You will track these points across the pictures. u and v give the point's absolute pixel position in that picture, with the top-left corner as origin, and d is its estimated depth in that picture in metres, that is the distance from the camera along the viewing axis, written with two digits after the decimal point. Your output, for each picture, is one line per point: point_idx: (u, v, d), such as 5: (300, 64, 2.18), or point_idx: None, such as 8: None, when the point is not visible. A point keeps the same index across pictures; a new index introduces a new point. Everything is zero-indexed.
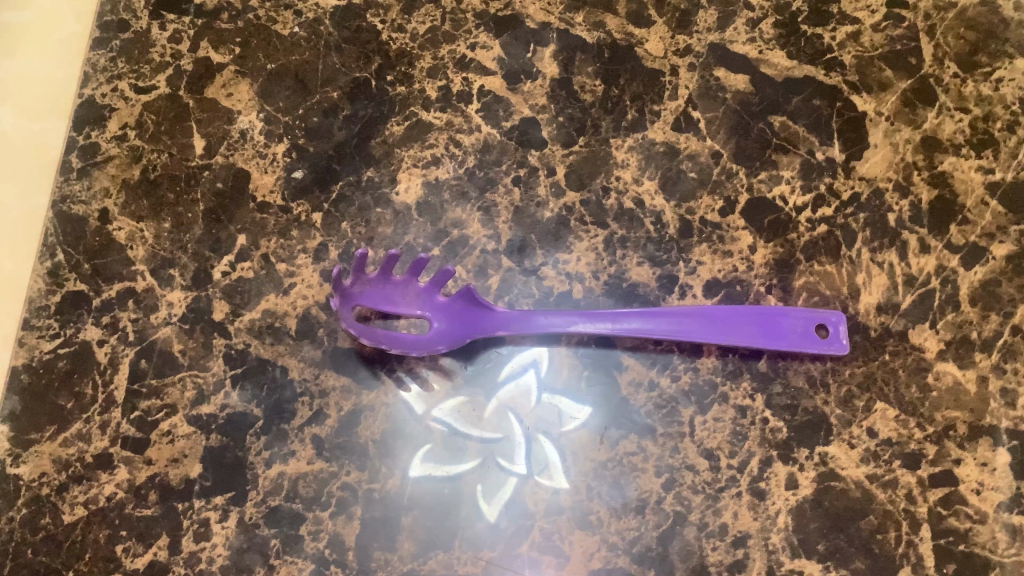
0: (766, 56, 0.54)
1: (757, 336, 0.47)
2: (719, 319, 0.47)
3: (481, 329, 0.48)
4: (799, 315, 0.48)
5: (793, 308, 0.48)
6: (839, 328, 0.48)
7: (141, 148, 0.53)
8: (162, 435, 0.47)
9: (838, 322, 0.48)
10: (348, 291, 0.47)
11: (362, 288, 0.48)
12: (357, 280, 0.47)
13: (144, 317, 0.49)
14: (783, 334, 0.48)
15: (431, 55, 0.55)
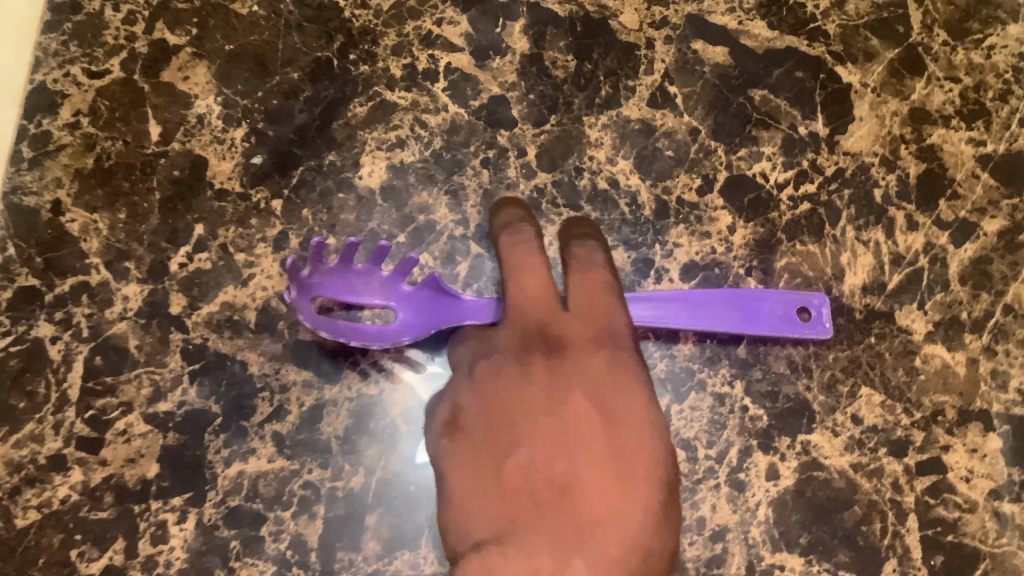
0: (746, 26, 0.52)
1: (738, 321, 0.45)
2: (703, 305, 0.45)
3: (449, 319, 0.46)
4: (780, 299, 0.46)
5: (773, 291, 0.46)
6: (822, 311, 0.46)
7: (95, 135, 0.50)
8: (118, 435, 0.45)
9: (820, 305, 0.46)
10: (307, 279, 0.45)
11: (321, 279, 0.45)
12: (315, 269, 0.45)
13: (98, 312, 0.47)
14: (764, 318, 0.45)
15: (396, 32, 0.52)
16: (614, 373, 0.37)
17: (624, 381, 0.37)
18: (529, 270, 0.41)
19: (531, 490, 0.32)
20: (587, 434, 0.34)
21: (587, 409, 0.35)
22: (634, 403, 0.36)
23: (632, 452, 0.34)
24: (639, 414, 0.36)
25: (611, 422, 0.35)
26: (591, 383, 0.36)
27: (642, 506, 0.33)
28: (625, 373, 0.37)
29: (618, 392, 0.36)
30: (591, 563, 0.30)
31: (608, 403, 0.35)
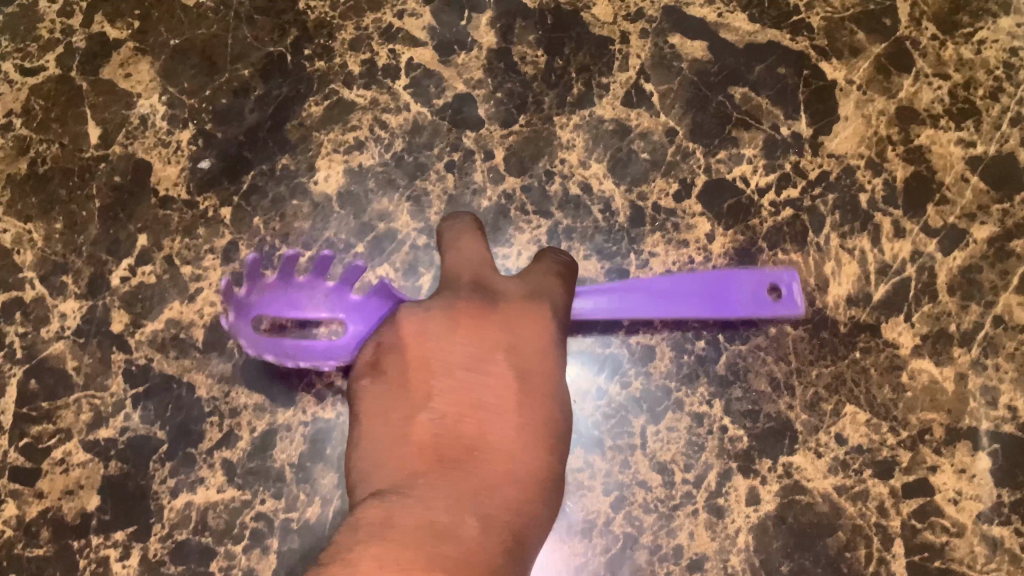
0: (726, 20, 0.49)
1: (708, 306, 0.44)
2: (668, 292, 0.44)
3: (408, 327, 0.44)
4: (748, 278, 0.45)
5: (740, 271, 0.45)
6: (793, 287, 0.44)
7: (28, 138, 0.47)
8: (55, 465, 0.42)
9: (791, 281, 0.45)
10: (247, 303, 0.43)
11: (259, 297, 0.43)
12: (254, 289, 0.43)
13: (33, 331, 0.44)
14: (734, 301, 0.44)
15: (354, 25, 0.48)
16: (541, 350, 0.37)
17: (552, 357, 0.37)
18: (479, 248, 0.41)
19: (438, 446, 0.32)
20: (500, 405, 0.34)
21: (504, 382, 0.35)
22: (553, 387, 0.36)
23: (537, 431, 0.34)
24: (556, 398, 0.36)
25: (525, 399, 0.35)
26: (515, 357, 0.36)
27: (536, 480, 0.33)
28: (550, 355, 0.37)
29: (540, 371, 0.36)
30: (481, 515, 0.29)
31: (526, 378, 0.36)
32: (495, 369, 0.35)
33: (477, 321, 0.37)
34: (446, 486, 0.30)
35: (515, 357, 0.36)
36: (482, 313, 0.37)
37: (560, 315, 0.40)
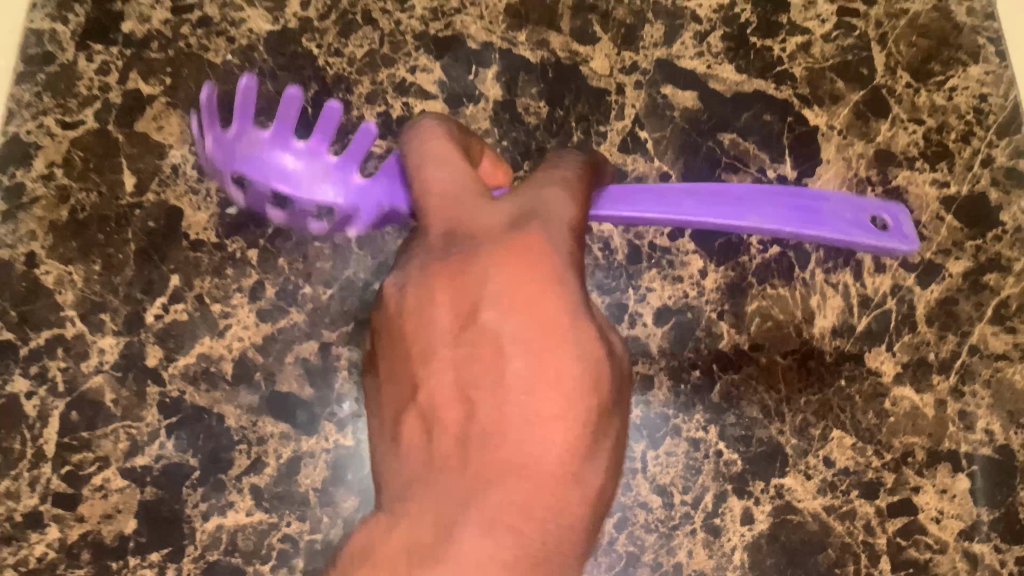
0: (714, 71, 0.53)
1: (802, 223, 0.44)
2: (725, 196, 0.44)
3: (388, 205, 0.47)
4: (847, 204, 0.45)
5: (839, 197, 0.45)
6: (900, 220, 0.45)
7: (69, 187, 0.50)
8: (94, 490, 0.45)
9: (898, 215, 0.46)
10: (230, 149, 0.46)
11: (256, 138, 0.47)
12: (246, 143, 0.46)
13: (74, 365, 0.47)
14: (829, 220, 0.44)
15: (369, 80, 0.52)
16: (537, 283, 0.35)
17: (541, 302, 0.35)
18: (449, 174, 0.39)
19: (432, 441, 0.33)
20: (493, 387, 0.33)
21: (485, 349, 0.34)
22: (548, 324, 0.34)
23: (541, 383, 0.33)
24: (555, 334, 0.34)
25: (512, 355, 0.34)
26: (494, 311, 0.34)
27: (555, 445, 0.32)
28: (550, 288, 0.35)
29: (541, 303, 0.35)
30: (478, 525, 0.31)
31: (511, 331, 0.34)
32: (473, 335, 0.34)
33: (450, 282, 0.36)
34: (440, 497, 0.32)
35: (492, 311, 0.34)
36: (462, 266, 0.36)
37: (553, 223, 0.37)
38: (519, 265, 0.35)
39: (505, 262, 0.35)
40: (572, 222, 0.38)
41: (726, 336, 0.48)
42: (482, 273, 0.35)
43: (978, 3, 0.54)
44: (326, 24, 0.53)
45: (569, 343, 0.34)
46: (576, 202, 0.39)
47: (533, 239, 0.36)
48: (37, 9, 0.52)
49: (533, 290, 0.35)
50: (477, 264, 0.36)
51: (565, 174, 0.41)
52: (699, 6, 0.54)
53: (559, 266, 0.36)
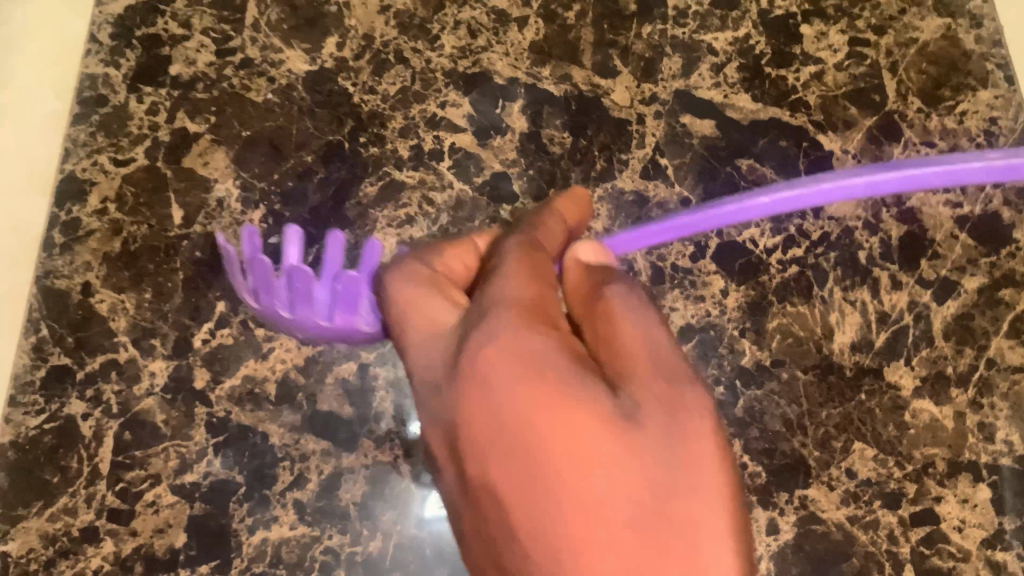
0: (731, 100, 0.55)
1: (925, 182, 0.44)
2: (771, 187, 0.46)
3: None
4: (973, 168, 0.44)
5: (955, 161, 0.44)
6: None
7: (121, 221, 0.53)
8: (147, 506, 0.48)
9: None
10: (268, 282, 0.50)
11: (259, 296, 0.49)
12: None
13: (127, 388, 0.50)
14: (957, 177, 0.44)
15: (402, 115, 0.55)
16: (504, 389, 0.26)
17: (518, 416, 0.26)
18: (399, 299, 0.33)
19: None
20: (526, 540, 0.25)
21: (478, 472, 0.26)
22: (529, 401, 0.26)
23: (552, 473, 0.25)
24: (544, 408, 0.26)
25: (503, 461, 0.26)
26: (466, 422, 0.26)
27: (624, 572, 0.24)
28: (523, 392, 0.26)
29: (520, 399, 0.26)
30: None
31: (491, 434, 0.26)
32: (460, 459, 0.27)
33: (423, 417, 0.29)
34: None
35: (466, 425, 0.26)
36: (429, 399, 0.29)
37: (502, 291, 0.30)
38: (478, 379, 0.27)
39: (459, 366, 0.27)
40: (531, 275, 0.31)
41: (748, 353, 0.50)
42: (442, 387, 0.28)
43: (985, 31, 0.56)
44: (361, 63, 0.56)
45: (560, 412, 0.26)
46: (532, 264, 0.32)
47: (482, 322, 0.28)
48: (92, 56, 0.56)
49: (493, 377, 0.26)
50: (438, 383, 0.28)
51: (514, 242, 0.34)
52: (715, 39, 0.56)
53: (520, 334, 0.27)
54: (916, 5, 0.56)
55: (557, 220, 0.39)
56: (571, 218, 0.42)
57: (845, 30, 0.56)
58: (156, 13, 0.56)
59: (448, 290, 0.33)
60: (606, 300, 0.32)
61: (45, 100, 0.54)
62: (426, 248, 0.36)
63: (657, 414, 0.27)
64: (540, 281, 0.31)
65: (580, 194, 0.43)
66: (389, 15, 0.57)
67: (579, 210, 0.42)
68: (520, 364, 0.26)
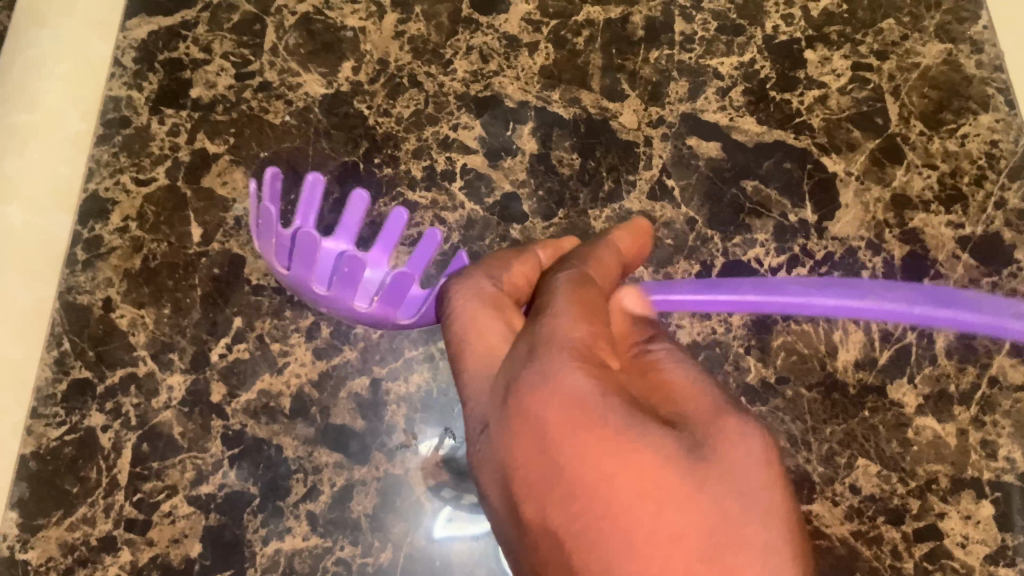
0: (736, 123, 0.57)
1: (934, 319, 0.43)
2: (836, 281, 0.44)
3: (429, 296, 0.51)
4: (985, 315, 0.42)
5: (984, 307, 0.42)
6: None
7: (142, 238, 0.54)
8: (164, 516, 0.49)
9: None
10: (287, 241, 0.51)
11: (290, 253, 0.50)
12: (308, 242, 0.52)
13: (145, 401, 0.51)
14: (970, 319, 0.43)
15: (416, 137, 0.57)
16: (561, 431, 0.31)
17: (575, 456, 0.30)
18: (460, 335, 0.37)
19: None
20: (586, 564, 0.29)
21: (541, 512, 0.30)
22: (588, 447, 0.30)
23: (619, 509, 0.29)
24: (606, 452, 0.30)
25: (566, 501, 0.30)
26: (528, 467, 0.31)
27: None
28: (579, 433, 0.31)
29: (578, 441, 0.30)
30: None
31: (553, 477, 0.30)
32: (522, 500, 0.31)
33: (483, 460, 0.33)
34: None
35: (527, 468, 0.31)
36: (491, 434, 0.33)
37: (558, 334, 0.34)
38: (537, 422, 0.31)
39: (521, 413, 0.32)
40: (585, 318, 0.35)
41: (753, 370, 0.51)
42: (502, 433, 0.32)
43: (986, 56, 0.58)
44: (376, 87, 0.58)
45: (620, 456, 0.30)
46: (585, 304, 0.36)
47: (540, 371, 0.33)
48: (116, 79, 0.57)
49: (556, 426, 0.31)
50: (494, 427, 0.33)
51: (567, 278, 0.38)
52: (721, 64, 0.58)
53: (578, 379, 0.32)
54: (917, 31, 0.58)
55: (613, 249, 0.43)
56: (626, 248, 0.44)
57: (848, 56, 0.58)
58: (178, 38, 0.58)
59: (509, 314, 0.38)
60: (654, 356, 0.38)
61: (71, 121, 0.57)
62: (495, 265, 0.41)
63: (717, 456, 0.32)
64: (593, 323, 0.36)
65: (641, 227, 0.45)
66: (404, 41, 0.59)
67: (638, 244, 0.44)
68: (580, 413, 0.31)
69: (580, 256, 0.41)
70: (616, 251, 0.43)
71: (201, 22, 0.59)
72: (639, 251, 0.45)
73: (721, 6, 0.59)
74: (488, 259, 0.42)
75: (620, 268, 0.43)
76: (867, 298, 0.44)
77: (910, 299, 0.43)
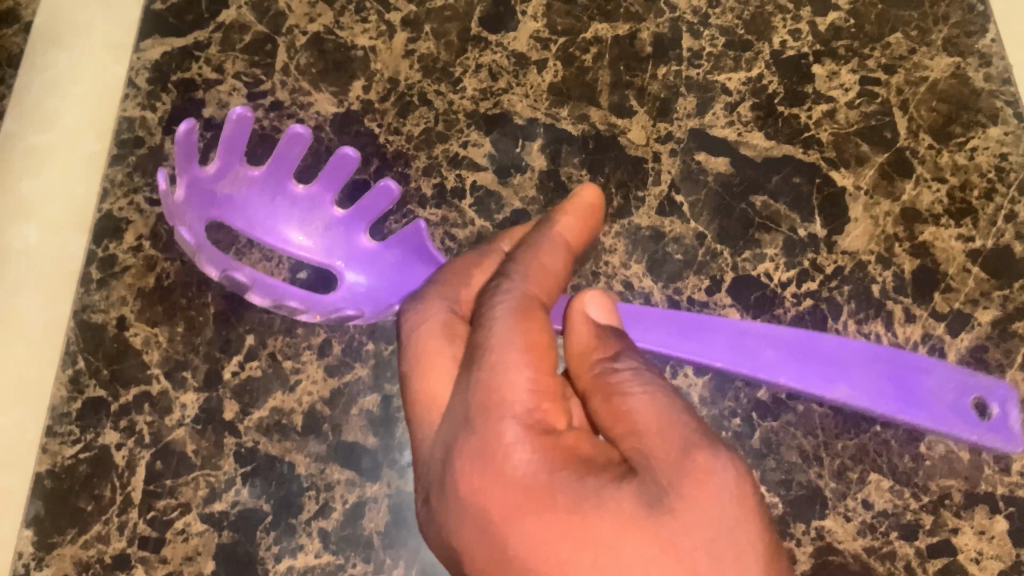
0: (745, 138, 0.57)
1: (892, 396, 0.49)
2: (812, 359, 0.50)
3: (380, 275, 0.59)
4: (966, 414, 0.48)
5: (964, 412, 0.48)
6: (1005, 408, 0.49)
7: (155, 257, 0.54)
8: (177, 534, 0.50)
9: (1004, 400, 0.49)
10: (202, 190, 0.55)
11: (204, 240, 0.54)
12: (232, 183, 0.56)
13: (159, 419, 0.51)
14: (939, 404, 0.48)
15: (426, 154, 0.57)
16: (519, 506, 0.34)
17: (529, 531, 0.34)
18: (413, 378, 0.41)
19: None
20: None
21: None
22: (545, 526, 0.34)
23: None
24: (559, 528, 0.34)
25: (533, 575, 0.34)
26: (490, 540, 0.35)
27: None
28: (534, 509, 0.34)
29: (538, 515, 0.34)
30: None
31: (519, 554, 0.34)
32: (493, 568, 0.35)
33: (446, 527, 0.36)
34: None
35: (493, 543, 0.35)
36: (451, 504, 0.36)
37: (508, 399, 0.36)
38: (498, 501, 0.35)
39: (479, 490, 0.35)
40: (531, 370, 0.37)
41: (764, 386, 0.51)
42: (463, 508, 0.36)
43: (995, 69, 0.58)
44: (386, 105, 0.58)
45: (577, 528, 0.33)
46: (533, 345, 0.38)
47: (483, 444, 0.36)
48: (130, 100, 0.58)
49: (503, 504, 0.35)
50: (453, 498, 0.36)
51: (508, 303, 0.41)
52: (728, 79, 0.58)
53: (522, 453, 0.35)
54: (925, 45, 0.58)
55: (557, 244, 0.46)
56: (574, 231, 0.48)
57: (856, 70, 0.58)
58: (191, 59, 0.59)
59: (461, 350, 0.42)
60: (615, 378, 0.41)
61: (87, 142, 0.57)
62: (452, 285, 0.46)
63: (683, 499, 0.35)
64: (538, 374, 0.38)
65: (586, 202, 0.49)
66: (413, 59, 0.59)
67: (584, 221, 0.48)
68: (526, 490, 0.34)
69: (523, 273, 0.43)
70: (563, 241, 0.47)
71: (213, 42, 0.59)
72: (586, 227, 0.48)
73: (728, 22, 0.59)
74: (450, 269, 0.48)
75: (568, 258, 0.46)
76: (838, 384, 0.49)
77: (867, 385, 0.49)
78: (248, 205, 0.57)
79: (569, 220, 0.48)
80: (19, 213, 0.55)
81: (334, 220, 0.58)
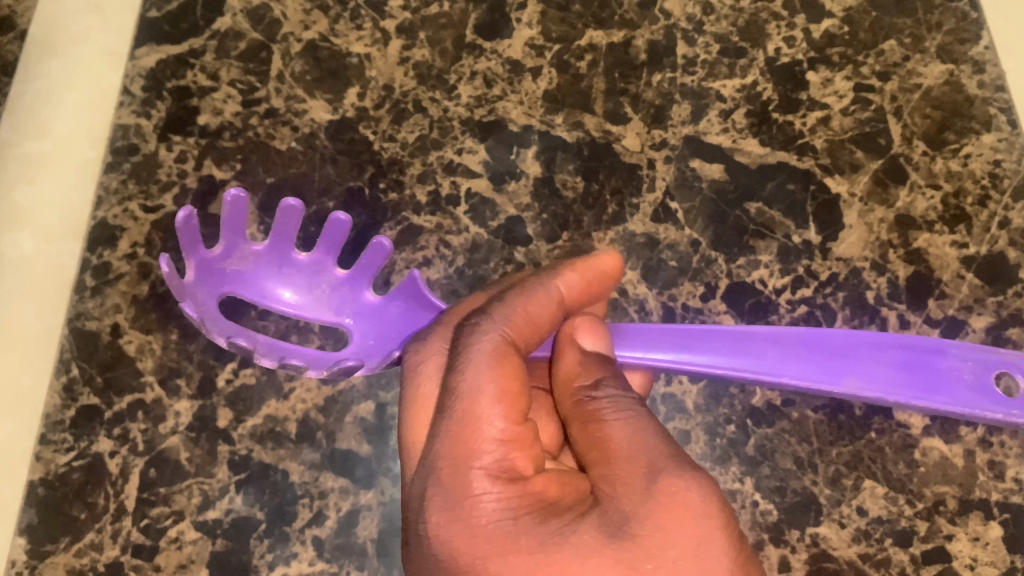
0: (739, 145, 0.57)
1: (906, 382, 0.47)
2: (819, 353, 0.48)
3: (395, 333, 0.57)
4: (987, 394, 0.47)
5: (985, 393, 0.47)
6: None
7: (150, 265, 0.54)
8: (171, 542, 0.49)
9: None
10: (211, 270, 0.55)
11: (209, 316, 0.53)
12: (240, 258, 0.56)
13: (153, 427, 0.51)
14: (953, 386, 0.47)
15: (420, 161, 0.57)
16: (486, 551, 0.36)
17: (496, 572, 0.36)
18: (405, 422, 0.43)
19: None
20: None
21: None
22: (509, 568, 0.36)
23: None
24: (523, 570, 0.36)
25: None
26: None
27: None
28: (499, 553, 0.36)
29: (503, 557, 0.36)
30: None
31: None
32: None
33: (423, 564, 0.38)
34: None
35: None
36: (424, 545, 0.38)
37: (477, 448, 0.37)
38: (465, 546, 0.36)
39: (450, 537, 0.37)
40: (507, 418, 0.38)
41: (759, 393, 0.51)
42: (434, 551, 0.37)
43: (988, 76, 0.58)
44: (381, 113, 0.58)
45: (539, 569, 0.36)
46: (505, 395, 0.38)
47: (450, 495, 0.37)
48: (125, 107, 0.58)
49: (470, 554, 0.36)
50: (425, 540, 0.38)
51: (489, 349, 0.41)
52: (723, 86, 0.58)
53: (486, 503, 0.36)
54: (919, 52, 0.59)
55: (548, 298, 0.45)
56: (573, 286, 0.46)
57: (850, 77, 0.58)
58: (186, 66, 0.59)
59: None
60: (593, 406, 0.43)
61: (82, 150, 0.57)
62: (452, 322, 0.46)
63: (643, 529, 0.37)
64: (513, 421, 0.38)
65: (600, 263, 0.46)
66: (409, 66, 0.59)
67: (590, 285, 0.46)
68: (492, 537, 0.36)
69: (508, 320, 0.43)
70: (555, 295, 0.45)
71: (208, 50, 0.59)
72: (593, 288, 0.46)
73: (723, 29, 0.59)
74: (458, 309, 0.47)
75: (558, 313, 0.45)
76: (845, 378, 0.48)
77: (877, 376, 0.48)
78: (254, 279, 0.56)
79: (569, 275, 0.46)
80: (14, 221, 0.55)
81: (340, 280, 0.56)
